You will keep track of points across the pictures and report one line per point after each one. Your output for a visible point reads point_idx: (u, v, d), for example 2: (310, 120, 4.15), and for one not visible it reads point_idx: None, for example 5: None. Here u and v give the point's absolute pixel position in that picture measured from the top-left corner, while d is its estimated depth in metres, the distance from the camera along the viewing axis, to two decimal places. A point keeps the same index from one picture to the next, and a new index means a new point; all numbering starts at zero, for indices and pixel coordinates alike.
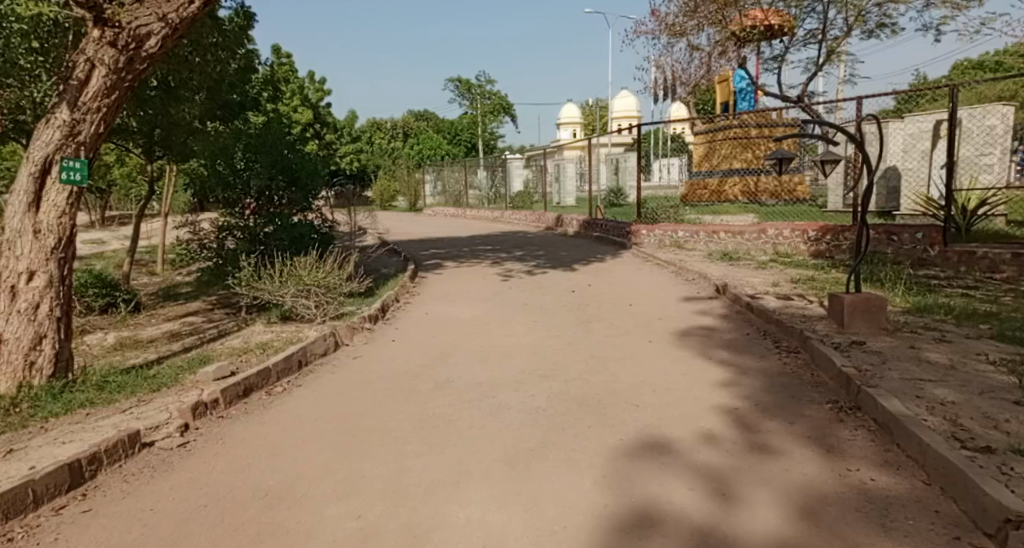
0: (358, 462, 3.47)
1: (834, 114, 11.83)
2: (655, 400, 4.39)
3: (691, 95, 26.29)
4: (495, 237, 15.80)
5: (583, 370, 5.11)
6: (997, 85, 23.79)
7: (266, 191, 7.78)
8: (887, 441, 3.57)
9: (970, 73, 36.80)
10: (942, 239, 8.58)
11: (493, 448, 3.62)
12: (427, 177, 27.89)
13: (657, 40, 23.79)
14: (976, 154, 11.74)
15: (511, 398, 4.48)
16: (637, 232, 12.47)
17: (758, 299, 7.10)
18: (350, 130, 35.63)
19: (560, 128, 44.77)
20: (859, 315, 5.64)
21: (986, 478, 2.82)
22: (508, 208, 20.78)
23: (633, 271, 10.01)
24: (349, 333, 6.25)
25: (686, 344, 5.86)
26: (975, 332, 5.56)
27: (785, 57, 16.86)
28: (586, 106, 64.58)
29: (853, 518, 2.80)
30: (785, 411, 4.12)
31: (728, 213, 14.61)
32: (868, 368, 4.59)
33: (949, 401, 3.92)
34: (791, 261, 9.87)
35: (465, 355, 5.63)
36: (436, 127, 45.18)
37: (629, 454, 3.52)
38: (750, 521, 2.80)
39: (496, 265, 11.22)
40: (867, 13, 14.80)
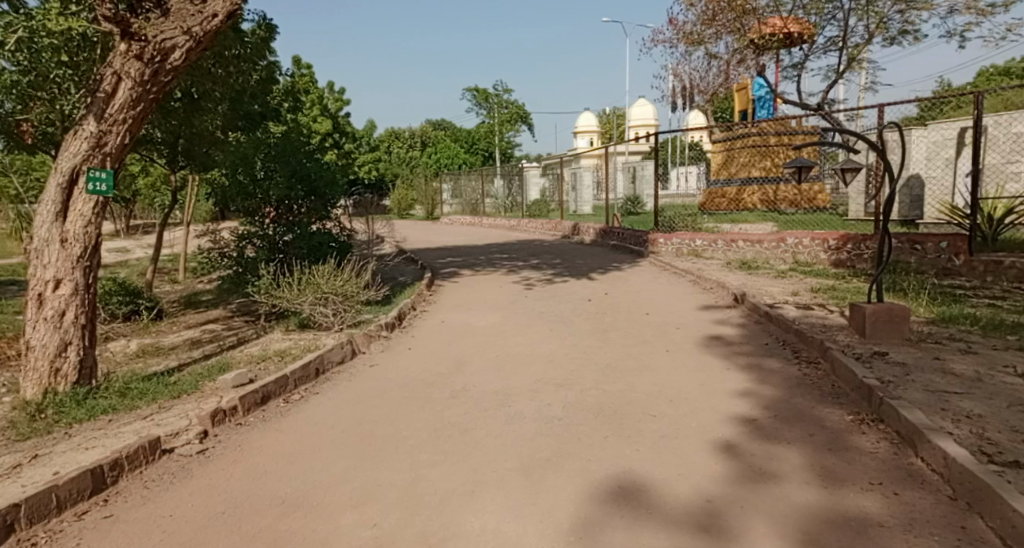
0: (374, 470, 3.49)
1: (855, 122, 11.71)
2: (672, 410, 4.36)
3: (710, 103, 26.21)
4: (512, 246, 15.88)
5: (600, 380, 5.09)
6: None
7: (285, 199, 7.87)
8: (911, 455, 3.50)
9: (995, 80, 36.31)
10: (968, 248, 8.40)
11: (508, 458, 3.60)
12: (444, 186, 28.09)
13: (675, 49, 23.79)
14: (1003, 162, 11.54)
15: (527, 407, 4.47)
16: (655, 240, 12.45)
17: (778, 308, 7.03)
18: (368, 140, 36.02)
19: (577, 137, 44.82)
20: (881, 325, 5.57)
21: (1014, 493, 2.75)
22: (524, 216, 20.88)
23: (650, 280, 9.97)
24: (366, 341, 6.28)
25: (703, 354, 5.81)
26: (1002, 343, 5.45)
27: (805, 64, 16.74)
28: (603, 115, 64.71)
29: (875, 533, 2.75)
30: (805, 423, 4.06)
31: (746, 221, 14.55)
32: (891, 379, 4.52)
33: (975, 413, 3.84)
34: (811, 271, 9.78)
35: (482, 363, 5.65)
36: (453, 136, 45.46)
37: (645, 465, 3.49)
38: (769, 534, 2.76)
39: (512, 273, 11.26)
40: (888, 20, 14.66)
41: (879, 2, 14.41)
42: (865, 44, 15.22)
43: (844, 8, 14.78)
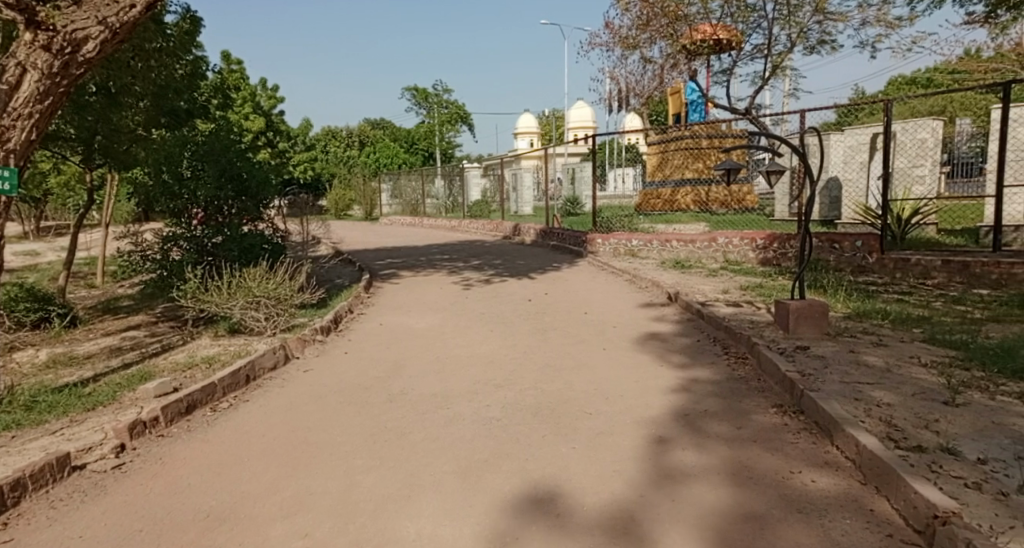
0: (306, 479, 3.41)
1: (779, 126, 12.24)
2: (608, 408, 4.45)
3: (645, 106, 26.89)
4: (454, 246, 15.81)
5: (538, 379, 5.14)
6: (928, 101, 25.30)
7: (214, 200, 7.59)
8: (828, 444, 3.71)
9: (904, 89, 38.84)
10: (880, 246, 8.91)
11: (446, 461, 3.60)
12: (384, 186, 27.72)
13: (611, 52, 24.29)
14: (910, 165, 12.25)
15: (466, 408, 4.48)
16: (593, 240, 12.67)
17: (709, 306, 7.28)
18: (304, 139, 35.13)
19: (518, 138, 45.15)
20: (803, 320, 5.86)
21: (916, 476, 2.95)
22: (465, 216, 20.85)
23: (589, 280, 10.13)
24: (300, 346, 6.13)
25: (638, 352, 5.95)
26: (909, 335, 5.82)
27: (734, 70, 17.39)
28: (543, 116, 65.44)
29: (793, 519, 2.90)
30: (733, 416, 4.23)
31: (680, 221, 14.99)
32: (811, 372, 4.75)
33: (885, 402, 4.09)
34: (740, 269, 10.17)
35: (420, 366, 5.61)
36: (393, 136, 44.91)
37: (581, 463, 3.56)
38: (698, 526, 2.87)
39: (452, 274, 11.22)
40: (808, 30, 15.40)
41: (799, 13, 15.13)
42: (788, 52, 15.92)
43: (768, 17, 15.44)
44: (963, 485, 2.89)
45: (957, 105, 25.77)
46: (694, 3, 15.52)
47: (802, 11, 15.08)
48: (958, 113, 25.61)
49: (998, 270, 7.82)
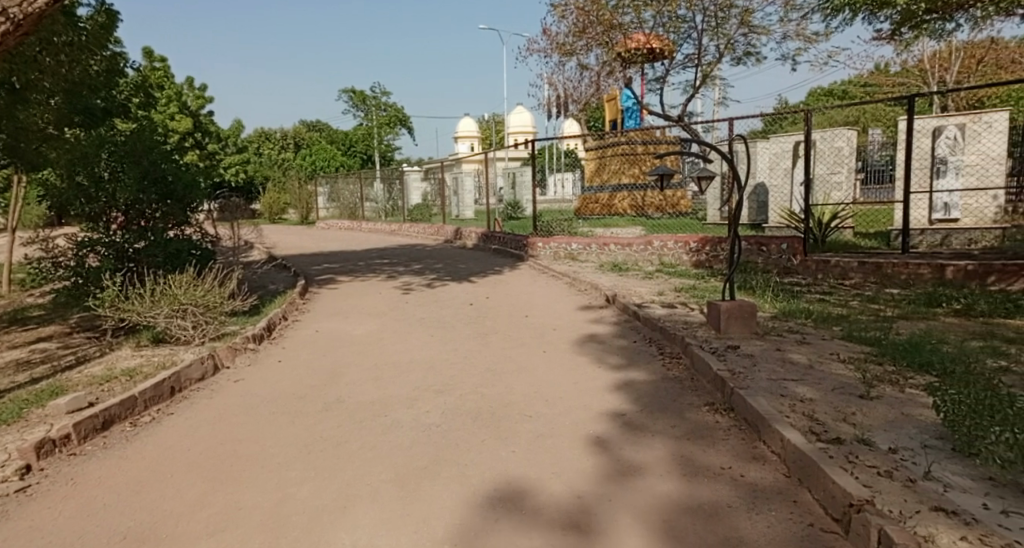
0: (235, 493, 3.29)
1: (710, 133, 12.66)
2: (547, 410, 4.49)
3: (582, 112, 27.37)
4: (393, 251, 15.61)
5: (478, 383, 5.14)
6: (845, 112, 26.83)
7: (135, 203, 7.23)
8: (756, 439, 3.85)
9: (823, 99, 41.03)
10: (803, 249, 9.34)
11: (383, 469, 3.55)
12: (320, 189, 27.13)
13: (549, 58, 24.57)
14: (828, 172, 12.92)
15: (405, 415, 4.43)
16: (534, 244, 12.77)
17: (645, 308, 7.45)
18: (235, 140, 33.97)
19: (458, 142, 45.09)
20: (734, 320, 6.08)
21: (835, 467, 3.10)
22: (405, 220, 20.65)
23: (529, 283, 10.19)
24: (230, 355, 5.90)
25: (577, 354, 6.03)
26: (830, 333, 6.13)
27: (666, 78, 17.91)
28: (483, 120, 65.68)
29: (723, 514, 3.00)
30: (668, 415, 4.34)
31: (618, 225, 15.30)
32: (741, 370, 4.94)
33: (808, 398, 4.29)
34: (674, 271, 10.46)
35: (358, 373, 5.51)
36: (330, 138, 44.04)
37: (521, 465, 3.58)
38: (634, 525, 2.92)
39: (392, 278, 11.08)
40: (735, 42, 16.03)
41: (726, 25, 15.72)
42: (717, 62, 16.51)
43: (698, 28, 15.98)
44: (876, 474, 3.06)
45: (870, 117, 27.40)
46: (628, 13, 15.87)
47: (729, 23, 15.68)
48: (871, 124, 27.23)
49: (907, 271, 8.33)
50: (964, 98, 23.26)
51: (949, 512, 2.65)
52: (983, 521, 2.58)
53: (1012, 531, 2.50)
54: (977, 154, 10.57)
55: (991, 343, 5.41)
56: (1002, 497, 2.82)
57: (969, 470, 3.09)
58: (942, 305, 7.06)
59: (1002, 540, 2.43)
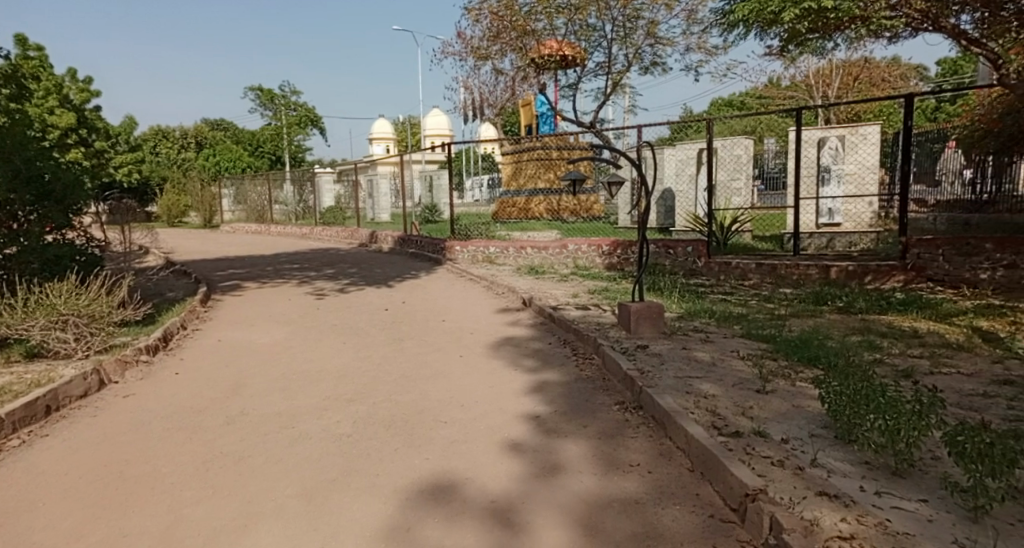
0: (120, 519, 3.08)
1: (620, 139, 13.06)
2: (463, 415, 4.48)
3: (498, 117, 27.58)
4: (305, 255, 15.09)
5: (391, 391, 5.05)
6: (743, 123, 28.47)
7: (6, 204, 6.59)
8: (662, 436, 4.00)
9: (724, 110, 43.36)
10: (707, 251, 9.81)
11: (289, 483, 3.43)
12: (224, 191, 25.86)
13: (464, 62, 24.58)
14: (729, 179, 13.63)
15: (313, 426, 4.29)
16: (451, 248, 12.72)
17: (560, 310, 7.58)
18: (126, 138, 31.81)
19: (372, 144, 44.32)
20: (643, 320, 6.30)
21: (733, 460, 3.26)
22: (317, 224, 20.03)
23: (445, 287, 10.13)
24: (119, 369, 5.51)
25: (493, 358, 6.05)
26: (731, 331, 6.46)
27: (579, 85, 18.35)
28: (398, 122, 64.84)
29: (631, 509, 3.09)
30: (580, 415, 4.43)
31: (534, 229, 15.48)
32: (649, 369, 5.12)
33: (710, 394, 4.50)
34: (588, 274, 10.70)
35: (263, 383, 5.29)
36: (235, 138, 42.11)
37: (435, 472, 3.54)
38: (547, 525, 2.96)
39: (303, 284, 10.71)
40: (642, 52, 16.67)
41: (634, 35, 16.31)
42: (626, 71, 17.09)
43: (607, 37, 16.45)
44: (770, 464, 3.25)
45: (765, 127, 29.19)
46: (540, 19, 16.10)
47: (637, 34, 16.25)
48: (766, 133, 29.06)
49: (798, 271, 8.92)
50: (844, 112, 25.31)
51: (831, 496, 2.86)
52: (860, 502, 2.80)
53: (883, 510, 2.73)
54: (855, 163, 11.43)
55: (869, 337, 5.88)
56: (877, 479, 3.07)
57: (849, 455, 3.36)
58: (828, 303, 7.61)
59: (875, 518, 2.64)
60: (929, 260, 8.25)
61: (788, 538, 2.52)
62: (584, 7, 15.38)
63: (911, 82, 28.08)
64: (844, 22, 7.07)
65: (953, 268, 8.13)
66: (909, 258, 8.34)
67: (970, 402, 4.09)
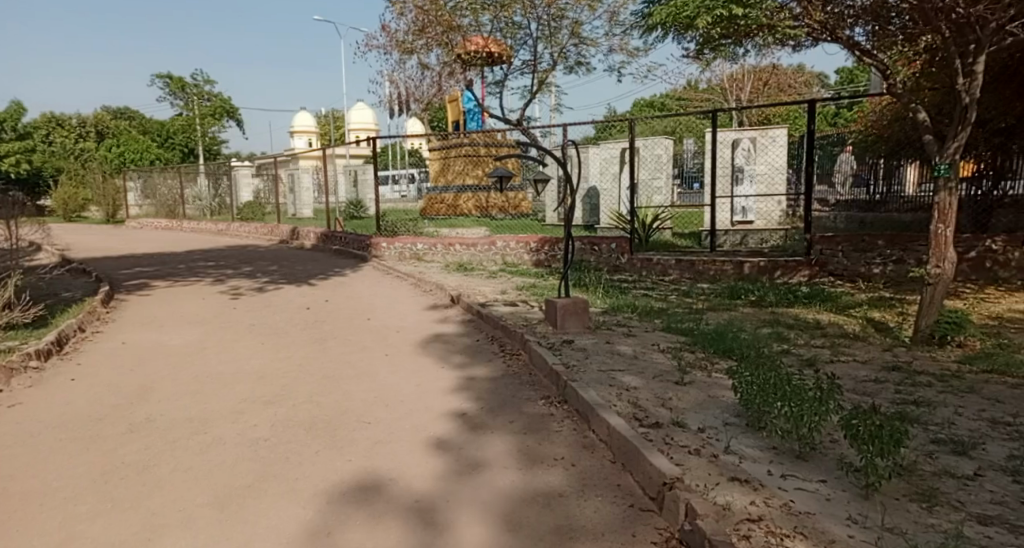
0: (4, 540, 2.87)
1: (546, 137, 13.23)
2: (387, 415, 4.42)
3: (424, 112, 27.33)
4: (221, 252, 14.47)
5: (313, 392, 4.92)
6: (663, 124, 29.45)
7: None
8: (586, 429, 4.08)
9: (646, 111, 44.66)
10: (630, 247, 10.09)
11: (200, 492, 3.28)
12: (130, 184, 24.40)
13: (389, 55, 24.19)
14: (650, 178, 14.09)
15: (228, 431, 4.12)
16: (377, 245, 12.51)
17: (488, 307, 7.60)
18: (16, 125, 29.43)
19: (293, 137, 42.97)
20: (569, 316, 6.39)
21: (652, 450, 3.37)
22: (234, 219, 19.24)
23: (371, 284, 9.97)
24: (4, 377, 5.10)
25: (419, 356, 6.00)
26: (653, 325, 6.67)
27: (505, 82, 18.43)
28: (320, 115, 63.08)
29: (554, 503, 3.13)
30: (506, 411, 4.46)
31: (462, 225, 15.47)
32: (574, 363, 5.21)
33: (633, 386, 4.63)
34: (516, 270, 10.79)
35: (172, 388, 5.04)
36: (142, 128, 39.77)
37: (357, 474, 3.48)
38: (470, 522, 2.96)
39: (219, 282, 10.27)
40: (567, 51, 16.93)
41: (559, 35, 16.53)
42: (551, 70, 17.29)
43: (533, 35, 16.60)
44: (687, 453, 3.38)
45: (684, 128, 30.28)
46: (466, 15, 16.07)
47: (561, 33, 16.49)
48: (684, 135, 30.23)
49: (714, 267, 9.31)
50: (756, 116, 26.61)
51: (742, 480, 3.01)
52: (768, 485, 2.96)
53: (788, 492, 2.89)
54: (765, 164, 12.08)
55: (778, 329, 6.22)
56: (783, 463, 3.25)
57: (760, 442, 3.54)
58: (742, 297, 7.99)
59: (781, 500, 2.80)
60: (830, 256, 8.81)
61: (702, 523, 2.63)
62: (509, 4, 15.45)
63: (814, 88, 29.92)
64: (753, 30, 7.39)
65: (851, 263, 8.71)
66: (813, 253, 8.87)
67: (865, 388, 4.40)
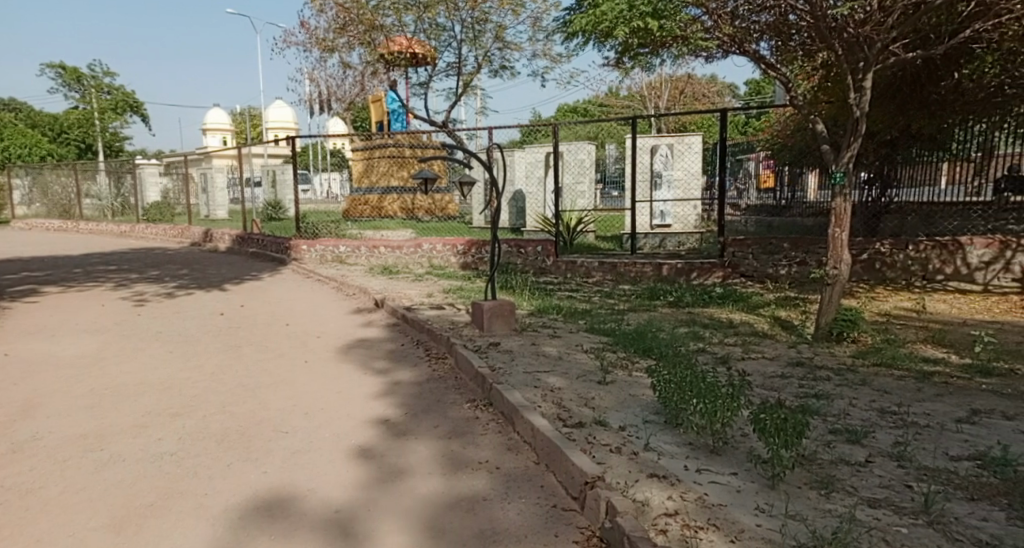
0: None
1: (472, 140, 13.22)
2: (306, 424, 4.29)
3: (347, 112, 26.77)
4: (125, 255, 13.64)
5: (226, 402, 4.72)
6: (587, 130, 30.11)
7: None
8: (510, 430, 4.11)
9: (570, 116, 45.45)
10: (555, 250, 10.22)
11: (96, 513, 3.08)
12: (19, 181, 22.58)
13: (309, 53, 23.54)
14: (574, 182, 14.37)
15: (130, 446, 3.89)
16: (297, 247, 12.14)
17: (413, 310, 7.52)
18: None
19: (206, 135, 41.09)
20: (496, 318, 6.41)
21: (574, 450, 3.42)
22: (139, 220, 18.19)
23: (291, 288, 9.66)
24: None
25: (341, 361, 5.86)
26: (577, 326, 6.79)
27: (430, 84, 18.30)
28: (235, 113, 60.61)
29: (476, 508, 3.13)
30: (431, 415, 4.43)
31: (387, 228, 15.24)
32: (500, 366, 5.23)
33: (557, 387, 4.69)
34: (442, 273, 10.73)
35: (66, 402, 4.70)
36: (34, 122, 36.96)
37: (272, 487, 3.36)
38: (389, 532, 2.92)
39: (122, 287, 9.67)
40: (492, 55, 17.00)
41: (483, 38, 16.57)
42: (476, 73, 17.31)
43: (457, 38, 16.56)
44: (608, 451, 3.47)
45: (606, 133, 31.00)
46: (389, 15, 15.84)
47: (485, 37, 16.54)
48: (606, 140, 30.97)
49: (635, 269, 9.59)
50: (673, 123, 27.61)
51: (660, 477, 3.10)
52: (684, 480, 3.07)
53: (703, 485, 3.00)
54: (682, 170, 12.58)
55: (694, 328, 6.47)
56: (698, 457, 3.38)
57: (676, 438, 3.66)
58: (661, 298, 8.27)
59: (695, 493, 2.91)
60: (741, 259, 9.22)
61: (621, 520, 2.69)
62: (432, 5, 15.35)
63: (726, 98, 31.36)
64: (667, 40, 7.67)
65: (761, 265, 9.16)
66: (726, 256, 9.26)
67: (772, 383, 4.64)
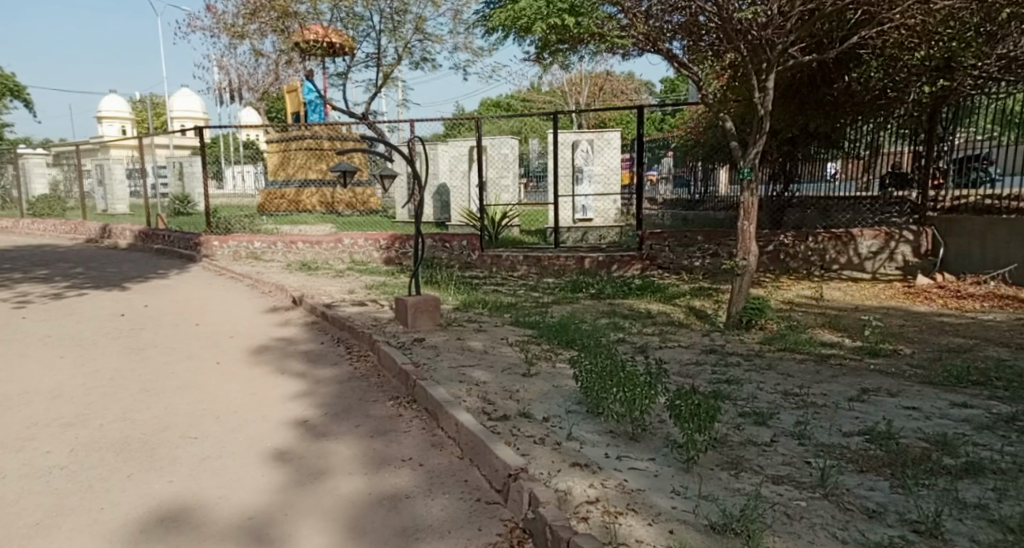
0: None
1: (394, 134, 12.97)
2: (217, 428, 4.11)
3: (260, 102, 25.69)
4: (10, 253, 12.58)
5: (128, 408, 4.44)
6: (510, 125, 30.30)
7: None
8: (435, 427, 4.08)
9: (492, 109, 45.55)
10: (479, 245, 10.21)
11: None
12: None
13: (218, 39, 22.43)
14: (498, 177, 14.40)
15: (14, 461, 3.59)
16: (208, 243, 11.58)
17: (334, 307, 7.33)
18: None
19: (103, 123, 38.47)
20: (420, 314, 6.34)
21: (498, 443, 3.44)
22: (24, 216, 16.91)
23: (202, 287, 9.21)
24: None
25: (257, 362, 5.64)
26: (501, 320, 6.82)
27: (348, 75, 17.84)
28: (137, 102, 57.04)
29: (397, 506, 3.09)
30: (353, 415, 4.33)
31: (306, 222, 14.79)
32: (424, 362, 5.18)
33: (482, 381, 4.69)
34: (364, 269, 10.51)
35: None
36: None
37: (179, 496, 3.19)
38: (305, 535, 2.83)
39: (7, 288, 8.92)
40: (412, 46, 16.73)
41: (403, 29, 16.28)
42: (396, 64, 17.02)
43: (375, 28, 16.20)
44: (532, 442, 3.50)
45: (529, 128, 31.27)
46: (303, 2, 15.27)
47: (405, 28, 16.27)
48: (529, 134, 31.13)
49: (558, 262, 9.75)
50: (593, 119, 28.16)
51: (582, 465, 3.17)
52: (604, 467, 3.15)
53: (622, 472, 3.09)
54: (602, 165, 12.85)
55: (614, 319, 6.63)
56: (619, 445, 3.47)
57: (598, 426, 3.74)
58: (583, 290, 8.43)
59: (615, 480, 2.99)
60: (658, 251, 9.52)
61: (542, 510, 2.73)
62: None
63: (644, 95, 32.31)
64: (585, 37, 7.82)
65: (676, 257, 9.50)
66: (644, 248, 9.53)
67: (687, 370, 4.83)
